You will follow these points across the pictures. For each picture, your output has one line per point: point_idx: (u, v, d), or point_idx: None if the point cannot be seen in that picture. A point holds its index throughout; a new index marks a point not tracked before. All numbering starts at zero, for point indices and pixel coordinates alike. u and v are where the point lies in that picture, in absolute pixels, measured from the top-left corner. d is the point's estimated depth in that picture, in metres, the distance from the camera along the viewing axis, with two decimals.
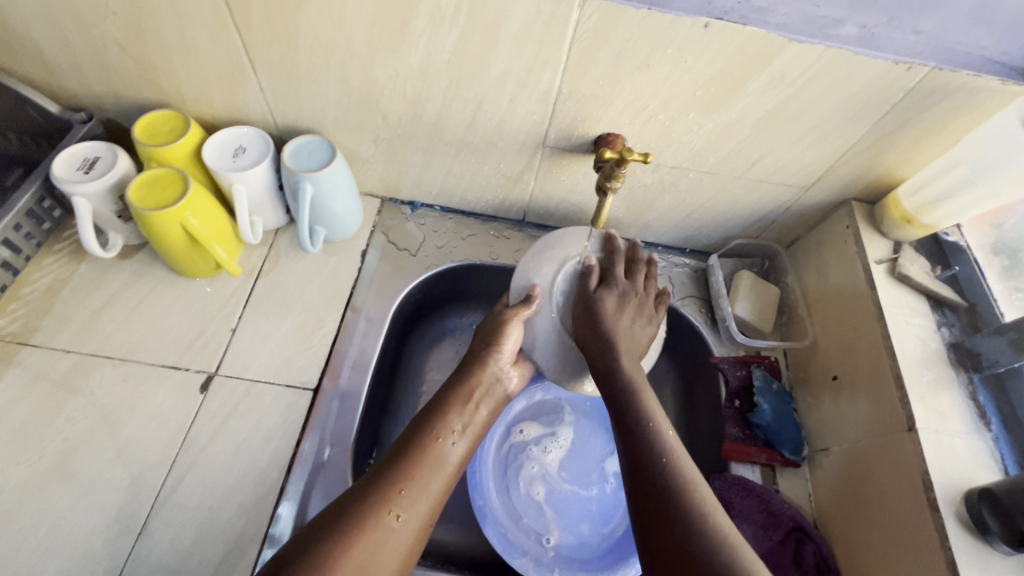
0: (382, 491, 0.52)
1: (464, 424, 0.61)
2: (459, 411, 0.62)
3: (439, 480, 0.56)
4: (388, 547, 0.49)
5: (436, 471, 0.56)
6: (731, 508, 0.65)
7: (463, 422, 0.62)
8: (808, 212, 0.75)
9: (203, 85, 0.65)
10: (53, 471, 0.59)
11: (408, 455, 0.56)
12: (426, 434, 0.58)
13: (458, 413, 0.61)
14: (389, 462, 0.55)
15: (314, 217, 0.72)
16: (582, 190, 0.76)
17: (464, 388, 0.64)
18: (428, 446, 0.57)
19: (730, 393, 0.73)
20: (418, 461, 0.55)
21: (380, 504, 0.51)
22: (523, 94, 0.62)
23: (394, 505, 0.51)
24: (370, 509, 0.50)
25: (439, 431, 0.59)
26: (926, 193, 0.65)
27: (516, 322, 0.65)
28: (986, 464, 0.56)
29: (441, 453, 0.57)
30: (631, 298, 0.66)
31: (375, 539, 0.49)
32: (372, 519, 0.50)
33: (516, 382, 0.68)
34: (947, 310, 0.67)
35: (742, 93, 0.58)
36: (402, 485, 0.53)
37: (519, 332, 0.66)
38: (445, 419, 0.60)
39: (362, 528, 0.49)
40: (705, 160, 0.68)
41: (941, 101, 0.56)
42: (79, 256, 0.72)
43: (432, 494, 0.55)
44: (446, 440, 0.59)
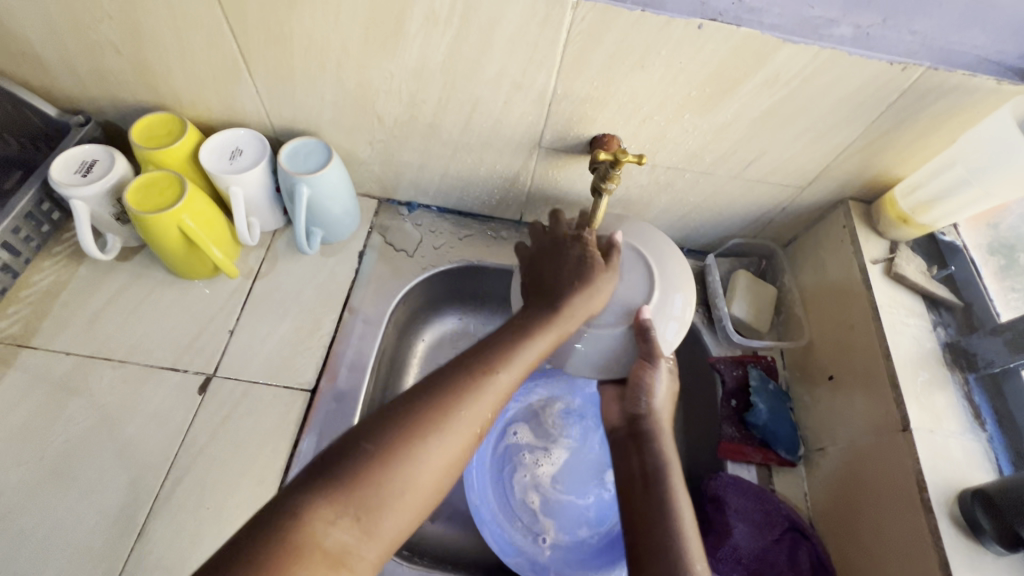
0: (457, 387, 0.48)
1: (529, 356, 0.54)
2: (564, 316, 0.55)
3: (513, 378, 0.51)
4: (448, 458, 0.45)
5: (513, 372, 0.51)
6: (725, 509, 0.65)
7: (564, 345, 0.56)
8: (806, 211, 0.75)
9: (199, 87, 0.66)
10: (53, 472, 0.60)
11: (491, 359, 0.51)
12: (523, 340, 0.53)
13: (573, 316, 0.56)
14: (463, 362, 0.50)
15: (311, 218, 0.72)
16: (579, 190, 0.76)
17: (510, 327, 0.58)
18: (517, 344, 0.52)
19: (726, 393, 0.73)
20: (501, 361, 0.51)
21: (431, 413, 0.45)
22: (518, 95, 0.62)
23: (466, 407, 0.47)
24: (444, 408, 0.46)
25: (527, 333, 0.53)
26: (923, 192, 0.65)
27: None
28: (980, 463, 0.57)
29: (526, 353, 0.52)
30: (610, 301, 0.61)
31: (440, 443, 0.45)
32: (445, 420, 0.46)
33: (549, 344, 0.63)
34: (943, 310, 0.67)
35: (737, 93, 0.58)
36: (476, 388, 0.48)
37: None
38: (544, 328, 0.54)
39: (429, 426, 0.45)
40: (701, 161, 0.67)
41: (937, 101, 0.56)
42: (78, 258, 0.72)
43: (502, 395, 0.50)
44: (531, 340, 0.53)
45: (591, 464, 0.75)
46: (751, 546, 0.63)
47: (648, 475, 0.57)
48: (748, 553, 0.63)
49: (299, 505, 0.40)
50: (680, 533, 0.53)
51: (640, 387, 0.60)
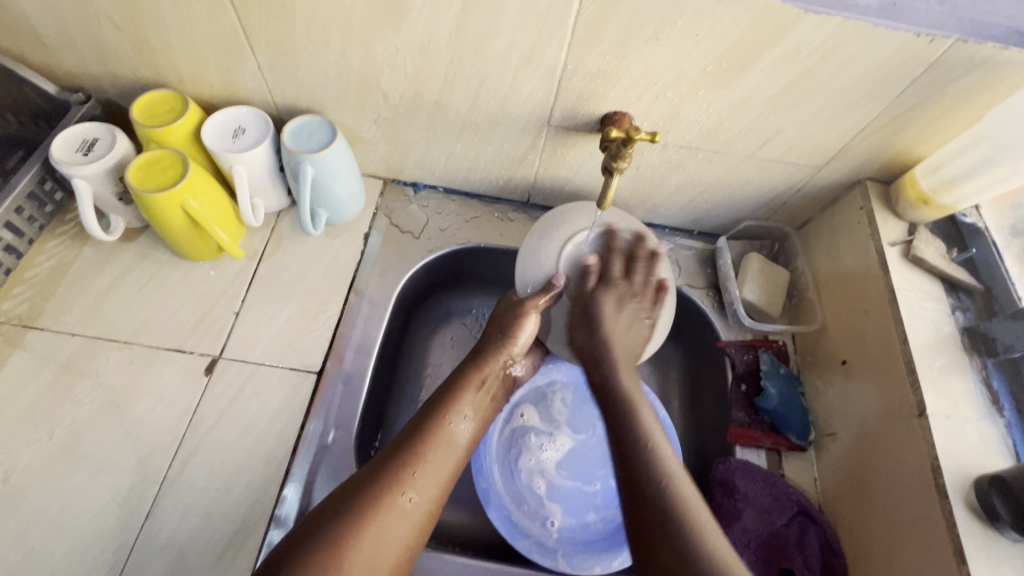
0: (394, 469, 0.53)
1: (475, 408, 0.62)
2: (470, 397, 0.63)
3: (448, 462, 0.57)
4: (398, 528, 0.51)
5: (446, 453, 0.58)
6: (734, 493, 0.64)
7: (473, 406, 0.63)
8: (821, 192, 0.73)
9: (200, 64, 0.64)
10: (62, 452, 0.60)
11: (418, 438, 0.57)
12: (431, 419, 0.59)
13: (468, 395, 0.62)
14: (400, 445, 0.56)
15: (316, 199, 0.71)
16: (588, 170, 0.74)
17: (477, 374, 0.65)
18: (435, 429, 0.58)
19: (736, 377, 0.72)
20: (427, 443, 0.57)
21: (396, 483, 0.52)
22: (527, 71, 0.60)
23: (409, 488, 0.53)
24: (385, 489, 0.52)
25: (443, 414, 0.60)
26: (945, 172, 0.62)
27: (532, 314, 0.66)
28: (997, 450, 0.55)
29: (450, 435, 0.59)
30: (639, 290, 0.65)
31: (391, 517, 0.51)
32: (387, 499, 0.51)
33: (524, 369, 0.70)
34: (962, 294, 0.65)
35: (755, 68, 0.56)
36: (422, 466, 0.55)
37: (533, 323, 0.66)
38: (456, 402, 0.61)
39: (377, 511, 0.50)
40: (714, 140, 0.66)
41: (964, 76, 0.54)
42: (82, 239, 0.72)
43: (441, 476, 0.56)
44: (454, 423, 0.60)
45: (598, 451, 0.74)
46: (760, 529, 0.63)
47: (622, 418, 0.57)
48: (756, 537, 0.63)
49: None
50: (675, 490, 0.50)
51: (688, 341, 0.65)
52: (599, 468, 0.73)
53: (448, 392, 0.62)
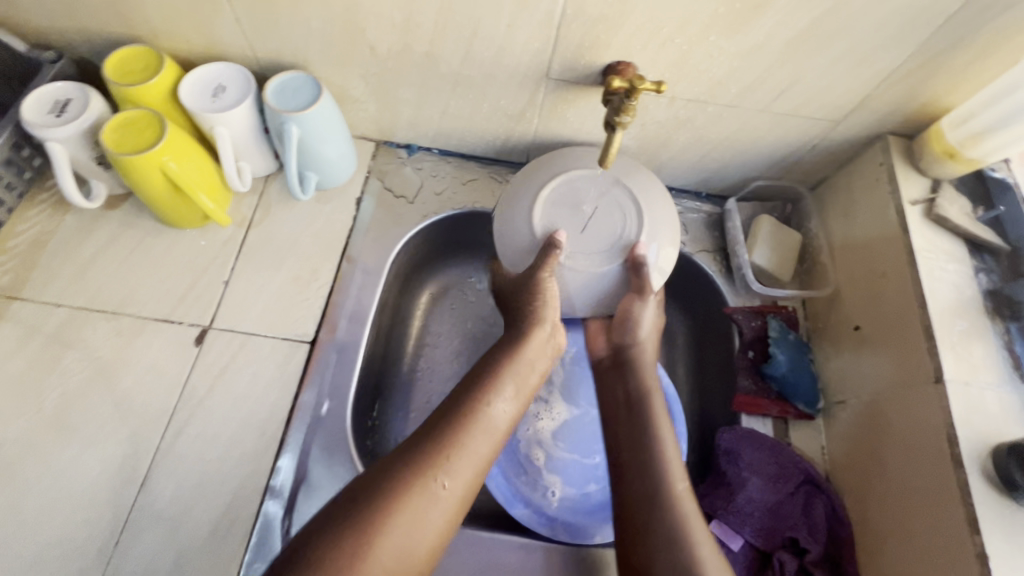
0: (445, 446, 0.49)
1: (516, 390, 0.56)
2: (514, 375, 0.57)
3: (486, 446, 0.51)
4: (428, 519, 0.46)
5: (486, 437, 0.52)
6: (738, 461, 0.63)
7: (517, 385, 0.57)
8: (838, 149, 0.68)
9: (174, 16, 0.60)
10: (53, 424, 0.59)
11: (456, 419, 0.51)
12: (471, 401, 0.53)
13: (526, 362, 0.58)
14: (441, 426, 0.51)
15: (304, 161, 0.68)
16: (590, 128, 0.70)
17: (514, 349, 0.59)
18: (476, 412, 0.52)
19: (744, 344, 0.70)
20: (466, 424, 0.51)
21: (425, 468, 0.47)
22: (523, 17, 0.55)
23: (442, 476, 0.48)
24: (416, 476, 0.47)
25: (483, 395, 0.54)
26: (975, 123, 0.58)
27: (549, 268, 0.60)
28: (1017, 418, 0.53)
29: (491, 416, 0.53)
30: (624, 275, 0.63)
31: (420, 505, 0.46)
32: (416, 485, 0.46)
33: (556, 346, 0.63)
34: (986, 255, 0.61)
35: (772, 8, 0.51)
36: (456, 451, 0.49)
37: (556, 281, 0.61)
38: (501, 381, 0.55)
39: (407, 500, 0.45)
40: (725, 92, 0.61)
41: (1003, 13, 0.49)
42: (63, 207, 0.69)
43: (479, 462, 0.50)
44: (496, 406, 0.54)
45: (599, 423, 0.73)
46: (765, 498, 0.61)
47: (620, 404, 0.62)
48: (762, 505, 0.61)
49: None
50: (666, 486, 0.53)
51: (628, 318, 0.64)
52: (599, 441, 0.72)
53: (485, 376, 0.56)
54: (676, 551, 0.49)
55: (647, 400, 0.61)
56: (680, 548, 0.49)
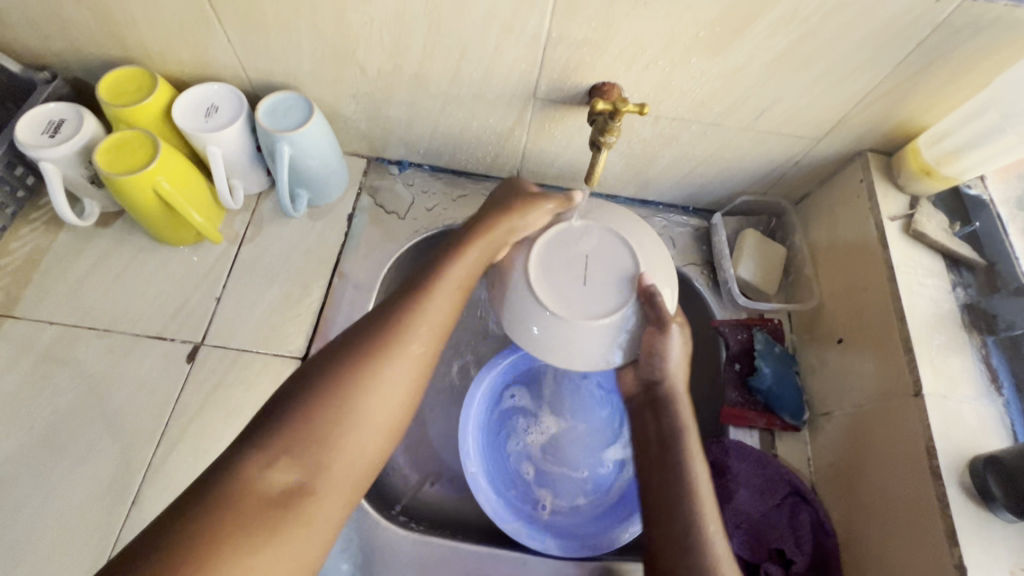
0: (394, 319, 0.48)
1: (474, 270, 0.54)
2: (459, 262, 0.53)
3: (441, 310, 0.50)
4: (387, 396, 0.46)
5: (438, 300, 0.50)
6: (726, 473, 0.64)
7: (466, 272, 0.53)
8: (820, 165, 0.70)
9: (167, 39, 0.61)
10: (45, 442, 0.59)
11: (404, 303, 0.50)
12: (417, 290, 0.51)
13: (473, 249, 0.54)
14: (386, 310, 0.49)
15: (296, 179, 0.69)
16: (577, 145, 0.71)
17: (481, 227, 0.55)
18: (425, 290, 0.51)
19: (730, 357, 0.71)
20: (414, 304, 0.49)
21: (386, 339, 0.47)
22: (509, 40, 0.57)
23: (397, 353, 0.47)
24: (369, 354, 0.46)
25: (430, 269, 0.52)
26: (949, 142, 0.59)
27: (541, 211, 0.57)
28: (994, 430, 0.54)
29: (443, 281, 0.52)
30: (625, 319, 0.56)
31: (384, 376, 0.46)
32: (380, 355, 0.46)
33: (523, 260, 0.56)
34: (964, 269, 0.63)
35: (750, 33, 0.52)
36: (416, 319, 0.49)
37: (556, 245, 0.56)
38: (442, 264, 0.52)
39: (361, 374, 0.45)
40: (708, 111, 0.63)
41: (973, 37, 0.51)
42: (56, 225, 0.69)
43: (436, 326, 0.50)
44: (443, 274, 0.52)
45: (586, 436, 0.74)
46: (751, 510, 0.62)
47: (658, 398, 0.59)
48: (749, 516, 0.62)
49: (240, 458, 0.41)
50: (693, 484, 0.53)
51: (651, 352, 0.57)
52: (587, 454, 0.73)
53: (427, 266, 0.53)
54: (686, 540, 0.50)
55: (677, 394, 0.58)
56: (692, 537, 0.50)
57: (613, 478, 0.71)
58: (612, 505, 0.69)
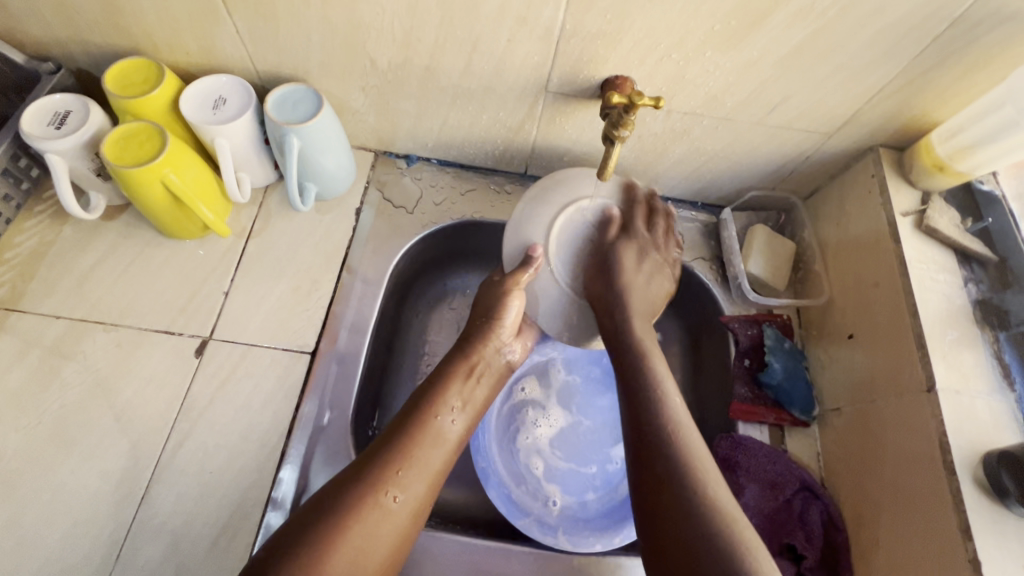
0: (395, 454, 0.52)
1: (464, 400, 0.60)
2: (457, 388, 0.60)
3: (439, 457, 0.55)
4: (383, 530, 0.49)
5: (436, 450, 0.55)
6: (736, 469, 0.64)
7: (462, 398, 0.60)
8: (830, 160, 0.70)
9: (174, 29, 0.60)
10: (52, 437, 0.59)
11: (402, 434, 0.54)
12: (418, 413, 0.57)
13: (459, 368, 0.62)
14: (388, 442, 0.54)
15: (304, 173, 0.68)
16: (588, 139, 0.71)
17: (464, 362, 0.63)
18: (422, 425, 0.56)
19: (739, 352, 0.71)
20: (414, 440, 0.54)
21: (377, 483, 0.50)
22: (523, 33, 0.56)
23: (393, 486, 0.51)
24: (370, 488, 0.50)
25: (430, 407, 0.57)
26: (963, 137, 0.59)
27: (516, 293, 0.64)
28: (1007, 425, 0.54)
29: (438, 430, 0.56)
30: (666, 253, 0.68)
31: (372, 517, 0.48)
32: (371, 496, 0.49)
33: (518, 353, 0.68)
34: (975, 265, 0.63)
35: (766, 26, 0.52)
36: (408, 463, 0.53)
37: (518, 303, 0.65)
38: (443, 394, 0.59)
39: (362, 510, 0.48)
40: (721, 105, 0.62)
41: (991, 31, 0.51)
42: (61, 218, 0.69)
43: (429, 474, 0.54)
44: (443, 417, 0.57)
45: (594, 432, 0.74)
46: (762, 504, 0.62)
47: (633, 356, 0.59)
48: (760, 512, 0.63)
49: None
50: (692, 459, 0.50)
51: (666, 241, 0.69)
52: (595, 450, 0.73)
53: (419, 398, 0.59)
54: (709, 530, 0.45)
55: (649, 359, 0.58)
56: (716, 527, 0.45)
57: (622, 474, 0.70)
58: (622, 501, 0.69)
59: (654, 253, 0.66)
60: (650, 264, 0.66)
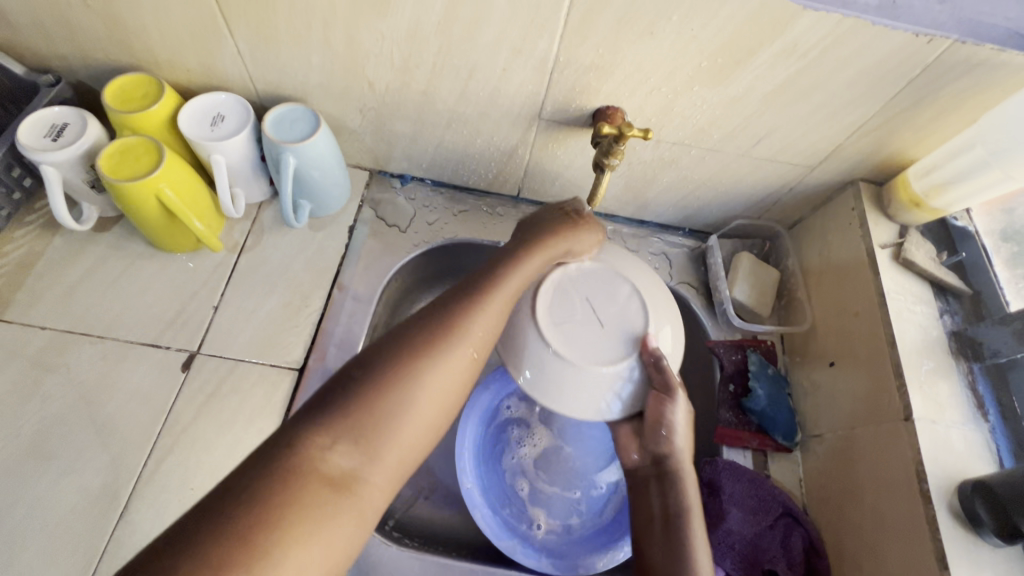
0: (464, 306, 0.48)
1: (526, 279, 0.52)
2: (529, 257, 0.53)
3: (499, 316, 0.50)
4: (449, 374, 0.45)
5: (498, 316, 0.49)
6: (720, 493, 0.64)
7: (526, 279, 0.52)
8: (813, 191, 0.72)
9: (176, 47, 0.61)
10: (31, 451, 0.58)
11: (464, 294, 0.49)
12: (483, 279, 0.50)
13: (534, 263, 0.53)
14: (450, 303, 0.48)
15: (299, 191, 0.69)
16: (579, 165, 0.72)
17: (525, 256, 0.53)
18: (491, 287, 0.50)
19: (724, 377, 0.72)
20: (479, 303, 0.48)
21: (436, 335, 0.45)
22: (518, 62, 0.58)
23: (464, 343, 0.46)
24: (437, 346, 0.45)
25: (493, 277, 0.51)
26: (938, 175, 0.62)
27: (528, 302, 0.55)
28: (981, 455, 0.56)
29: (504, 293, 0.50)
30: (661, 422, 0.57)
31: (439, 365, 0.44)
32: (436, 344, 0.45)
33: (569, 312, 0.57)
34: (951, 297, 0.65)
35: (750, 64, 0.54)
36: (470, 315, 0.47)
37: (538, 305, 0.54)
38: (511, 261, 0.52)
39: (427, 363, 0.44)
40: (707, 137, 0.64)
41: (962, 76, 0.53)
42: (52, 228, 0.69)
43: (489, 331, 0.49)
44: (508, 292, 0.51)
45: (580, 456, 0.73)
46: (744, 530, 0.63)
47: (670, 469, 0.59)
48: (743, 539, 0.63)
49: (309, 426, 0.39)
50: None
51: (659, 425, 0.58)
52: (581, 474, 0.73)
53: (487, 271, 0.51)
54: None
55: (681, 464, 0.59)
56: None
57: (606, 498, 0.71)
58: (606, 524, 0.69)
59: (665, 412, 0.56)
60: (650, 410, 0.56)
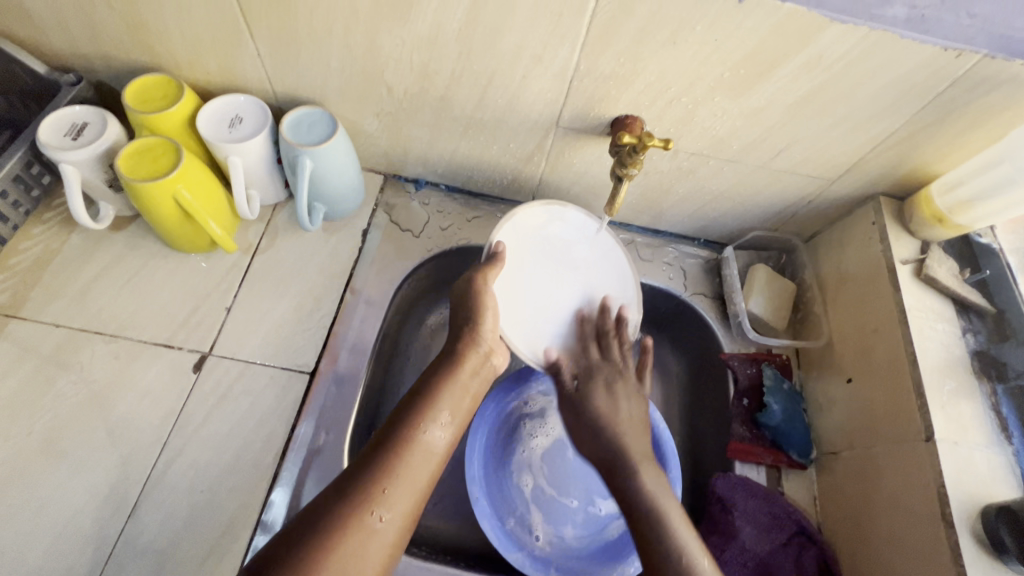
0: (383, 464, 0.52)
1: (453, 412, 0.59)
2: (448, 399, 0.59)
3: (424, 473, 0.53)
4: (369, 550, 0.47)
5: (423, 466, 0.54)
6: (733, 510, 0.63)
7: (451, 410, 0.59)
8: (832, 205, 0.71)
9: (196, 48, 0.61)
10: (42, 448, 0.58)
11: (388, 449, 0.53)
12: (403, 430, 0.54)
13: (460, 381, 0.60)
14: (372, 456, 0.52)
15: (314, 193, 0.69)
16: (595, 173, 0.72)
17: (453, 372, 0.60)
18: (406, 440, 0.54)
19: (739, 391, 0.71)
20: (401, 456, 0.53)
21: (362, 503, 0.49)
22: (538, 70, 0.57)
23: (378, 506, 0.49)
24: (354, 506, 0.48)
25: (417, 420, 0.56)
26: (962, 191, 0.61)
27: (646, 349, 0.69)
28: (1005, 479, 0.54)
29: (425, 442, 0.55)
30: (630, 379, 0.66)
31: (357, 539, 0.47)
32: (355, 519, 0.48)
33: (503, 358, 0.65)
34: (974, 316, 0.64)
35: (774, 76, 0.54)
36: (393, 477, 0.51)
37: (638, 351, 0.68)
38: (432, 407, 0.57)
39: (343, 536, 0.47)
40: (727, 148, 0.64)
41: (990, 92, 0.52)
42: (69, 226, 0.69)
43: (416, 490, 0.52)
44: (432, 430, 0.56)
45: (583, 466, 0.73)
46: (757, 548, 0.62)
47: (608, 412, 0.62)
48: (756, 555, 0.62)
49: None
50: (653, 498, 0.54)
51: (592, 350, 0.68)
52: (581, 483, 0.72)
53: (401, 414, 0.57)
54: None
55: (659, 501, 0.54)
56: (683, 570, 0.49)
57: (614, 512, 0.70)
58: (616, 539, 0.68)
59: (619, 381, 0.65)
60: (622, 395, 0.64)
